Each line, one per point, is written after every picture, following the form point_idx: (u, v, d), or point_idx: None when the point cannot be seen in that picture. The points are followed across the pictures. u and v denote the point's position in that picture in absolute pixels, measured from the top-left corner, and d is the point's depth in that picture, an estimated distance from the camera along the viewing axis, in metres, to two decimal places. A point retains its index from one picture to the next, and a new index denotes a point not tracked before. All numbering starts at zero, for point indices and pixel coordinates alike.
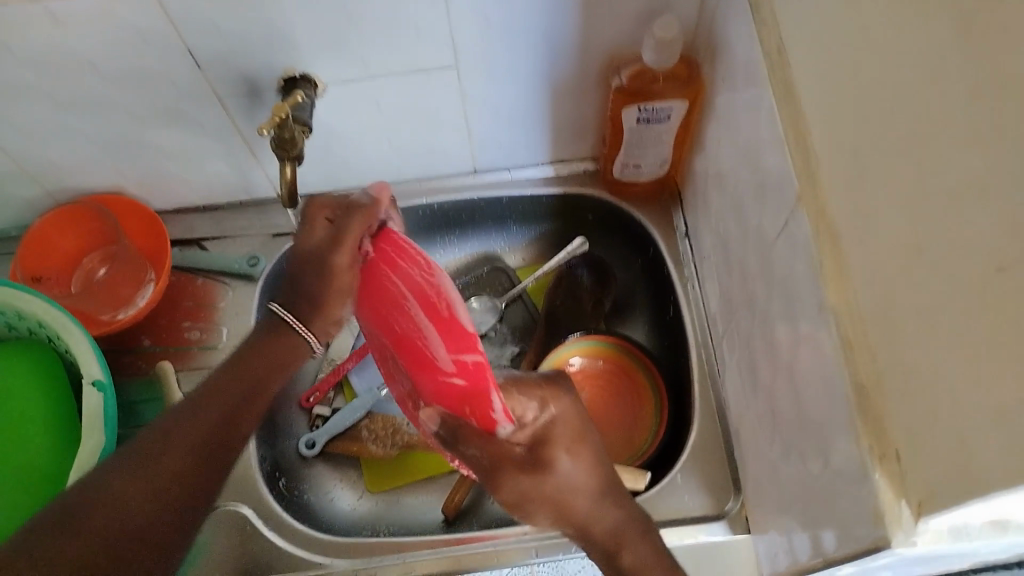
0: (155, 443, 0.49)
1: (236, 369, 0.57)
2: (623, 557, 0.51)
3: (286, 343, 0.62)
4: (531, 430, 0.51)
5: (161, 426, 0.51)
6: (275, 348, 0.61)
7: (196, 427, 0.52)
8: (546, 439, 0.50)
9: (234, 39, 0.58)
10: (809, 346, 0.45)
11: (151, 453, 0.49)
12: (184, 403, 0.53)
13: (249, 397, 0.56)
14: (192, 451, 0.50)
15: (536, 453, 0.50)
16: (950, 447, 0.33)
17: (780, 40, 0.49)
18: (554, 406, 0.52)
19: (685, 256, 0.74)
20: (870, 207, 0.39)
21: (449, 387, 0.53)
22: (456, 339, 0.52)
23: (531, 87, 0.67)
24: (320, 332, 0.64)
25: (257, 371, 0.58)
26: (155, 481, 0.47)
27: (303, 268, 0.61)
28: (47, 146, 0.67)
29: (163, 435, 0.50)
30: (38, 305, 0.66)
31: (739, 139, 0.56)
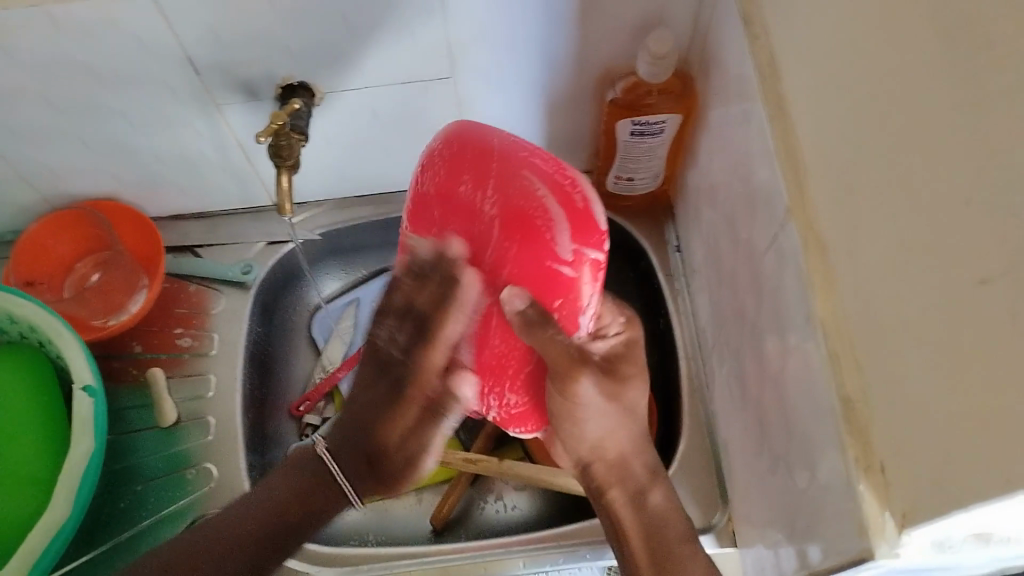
0: (200, 539, 0.59)
1: (292, 484, 0.62)
2: (651, 497, 0.58)
3: (331, 487, 0.62)
4: (614, 344, 0.58)
5: (205, 526, 0.60)
6: (325, 488, 0.62)
7: (233, 552, 0.58)
8: (620, 358, 0.57)
9: (233, 47, 0.58)
10: (797, 358, 0.46)
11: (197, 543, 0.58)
12: (219, 520, 0.60)
13: (304, 513, 0.61)
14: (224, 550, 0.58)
15: (612, 364, 0.57)
16: (935, 457, 0.33)
17: (772, 55, 0.50)
18: (632, 329, 0.59)
19: (676, 269, 0.75)
20: (857, 220, 0.39)
21: (558, 285, 0.52)
22: (581, 228, 0.52)
23: (527, 100, 0.67)
24: (364, 492, 0.63)
25: (321, 493, 0.62)
26: (211, 565, 0.58)
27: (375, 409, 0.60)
28: (43, 150, 0.67)
29: (235, 529, 0.59)
30: (30, 309, 0.65)
31: (731, 153, 0.57)
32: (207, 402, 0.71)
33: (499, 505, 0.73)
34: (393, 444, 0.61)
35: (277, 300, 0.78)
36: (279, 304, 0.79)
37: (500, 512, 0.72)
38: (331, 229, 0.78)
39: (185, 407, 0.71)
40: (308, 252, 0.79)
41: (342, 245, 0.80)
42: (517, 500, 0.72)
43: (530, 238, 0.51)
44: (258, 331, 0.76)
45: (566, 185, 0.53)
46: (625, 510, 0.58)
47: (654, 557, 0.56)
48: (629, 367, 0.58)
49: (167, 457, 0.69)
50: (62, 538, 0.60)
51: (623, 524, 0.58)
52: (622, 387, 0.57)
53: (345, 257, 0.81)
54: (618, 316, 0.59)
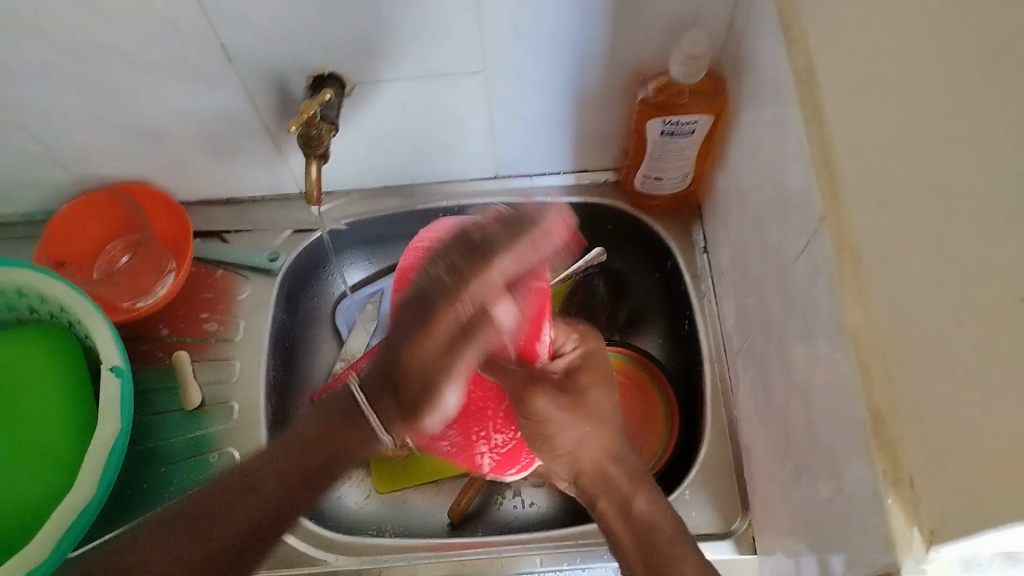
0: (232, 490, 0.51)
1: (316, 430, 0.54)
2: (641, 504, 0.57)
3: (346, 419, 0.54)
4: (570, 360, 0.63)
5: (240, 475, 0.52)
6: (345, 431, 0.54)
7: (258, 499, 0.51)
8: (578, 369, 0.63)
9: (266, 35, 0.58)
10: (825, 368, 0.45)
11: (231, 494, 0.51)
12: (248, 468, 0.53)
13: (318, 474, 0.53)
14: (258, 511, 0.51)
15: (571, 379, 0.62)
16: (965, 475, 0.33)
17: (808, 59, 0.49)
18: (587, 343, 0.65)
19: (702, 271, 0.74)
20: (892, 229, 0.39)
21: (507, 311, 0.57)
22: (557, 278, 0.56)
23: (558, 95, 0.67)
24: (391, 424, 0.54)
25: (349, 446, 0.54)
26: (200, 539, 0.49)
27: (400, 337, 0.50)
28: (77, 133, 0.68)
29: (243, 487, 0.52)
30: (62, 290, 0.66)
31: (763, 156, 0.56)
32: (230, 388, 0.72)
33: (517, 501, 0.73)
34: (397, 418, 0.53)
35: (302, 286, 0.78)
36: (304, 291, 0.79)
37: (518, 508, 0.72)
38: (358, 219, 0.78)
39: (208, 391, 0.72)
40: (334, 240, 0.78)
41: (371, 235, 0.80)
42: (535, 497, 0.73)
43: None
44: (282, 318, 0.76)
45: (536, 235, 0.50)
46: (618, 519, 0.57)
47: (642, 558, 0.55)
48: (587, 376, 0.63)
49: (190, 441, 0.70)
50: (86, 516, 0.60)
51: (618, 535, 0.57)
52: (579, 399, 0.61)
53: (370, 247, 0.81)
54: (572, 334, 0.65)
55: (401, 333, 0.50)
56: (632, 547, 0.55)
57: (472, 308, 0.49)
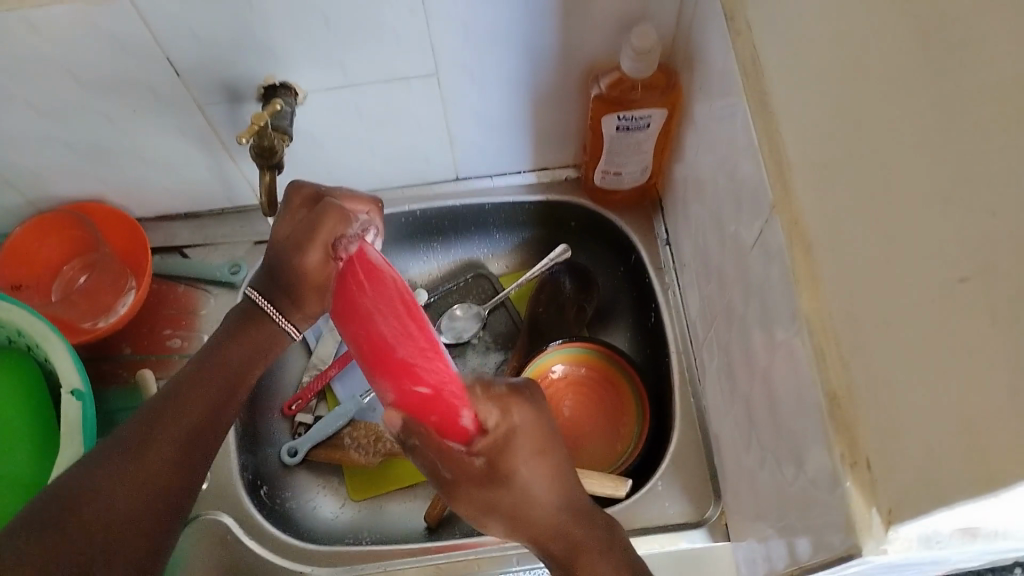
0: (136, 445, 0.51)
1: (212, 362, 0.59)
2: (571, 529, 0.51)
3: (249, 346, 0.62)
4: (490, 441, 0.48)
5: (142, 431, 0.52)
6: (256, 339, 0.63)
7: (157, 455, 0.52)
8: (502, 452, 0.48)
9: (212, 47, 0.58)
10: (783, 356, 0.46)
11: (142, 442, 0.52)
12: (154, 408, 0.54)
13: (225, 398, 0.58)
14: (174, 465, 0.52)
15: (493, 466, 0.48)
16: (919, 456, 0.33)
17: (754, 50, 0.49)
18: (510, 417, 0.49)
19: (666, 263, 0.74)
20: (840, 216, 0.39)
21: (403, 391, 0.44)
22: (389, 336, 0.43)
23: (512, 94, 0.67)
24: (302, 307, 0.64)
25: (243, 364, 0.60)
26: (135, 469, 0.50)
27: (286, 262, 0.62)
28: (26, 155, 0.66)
29: (144, 437, 0.52)
30: (18, 314, 0.65)
31: (716, 146, 0.57)
32: None
33: None
34: (295, 311, 0.64)
35: None
36: None
37: None
38: None
39: None
40: None
41: None
42: None
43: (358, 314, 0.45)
44: None
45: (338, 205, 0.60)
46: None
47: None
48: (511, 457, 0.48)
49: None
50: None
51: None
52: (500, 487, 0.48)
53: None
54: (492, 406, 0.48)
55: (281, 221, 0.63)
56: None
57: (317, 246, 0.60)
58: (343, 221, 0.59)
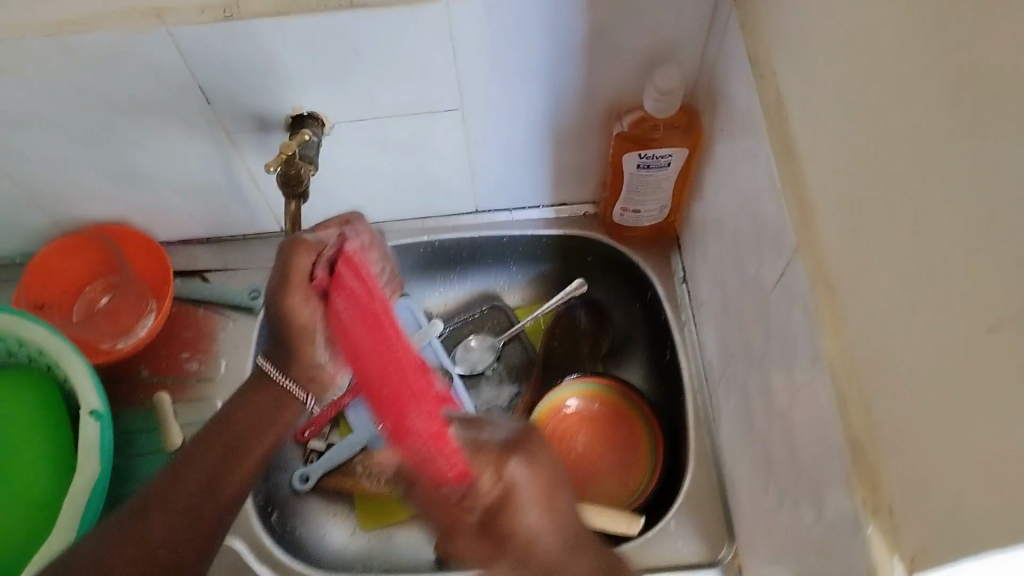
0: (157, 496, 0.57)
1: (232, 415, 0.65)
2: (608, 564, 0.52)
3: (268, 396, 0.68)
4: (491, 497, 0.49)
5: (174, 476, 0.60)
6: (260, 400, 0.67)
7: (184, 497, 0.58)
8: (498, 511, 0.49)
9: (244, 78, 0.59)
10: (803, 398, 0.46)
11: (172, 478, 0.59)
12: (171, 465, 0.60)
13: (227, 462, 0.62)
14: (185, 515, 0.57)
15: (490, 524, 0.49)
16: (943, 503, 0.33)
17: (778, 94, 0.50)
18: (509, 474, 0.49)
19: (682, 300, 0.75)
20: (863, 261, 0.40)
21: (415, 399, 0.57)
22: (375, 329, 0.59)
23: (536, 130, 0.68)
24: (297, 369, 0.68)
25: (251, 422, 0.65)
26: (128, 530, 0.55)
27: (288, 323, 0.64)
28: (56, 176, 0.68)
29: (173, 474, 0.60)
30: (41, 332, 0.66)
31: (738, 187, 0.57)
32: None
33: None
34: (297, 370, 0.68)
35: None
36: None
37: None
38: None
39: (190, 431, 0.71)
40: None
41: None
42: None
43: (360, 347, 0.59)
44: None
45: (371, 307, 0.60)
46: None
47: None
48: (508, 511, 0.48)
49: None
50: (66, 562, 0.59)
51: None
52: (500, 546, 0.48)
53: None
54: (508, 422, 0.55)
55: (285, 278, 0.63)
56: None
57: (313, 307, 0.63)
58: (314, 257, 0.63)
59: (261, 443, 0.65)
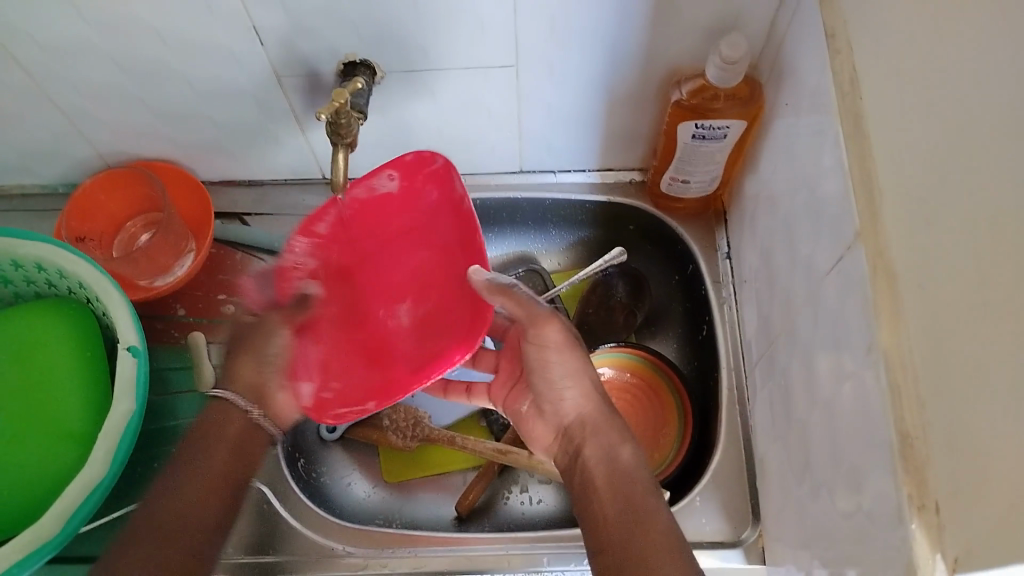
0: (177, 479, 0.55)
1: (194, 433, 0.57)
2: (625, 458, 0.56)
3: (217, 418, 0.58)
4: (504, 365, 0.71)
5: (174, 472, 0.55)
6: (206, 422, 0.58)
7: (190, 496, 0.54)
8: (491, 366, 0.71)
9: (301, 20, 0.58)
10: (853, 386, 0.44)
11: (163, 496, 0.53)
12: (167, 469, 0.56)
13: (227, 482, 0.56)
14: (203, 510, 0.54)
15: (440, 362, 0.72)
16: (996, 505, 0.32)
17: (853, 72, 0.48)
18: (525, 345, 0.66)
19: (724, 277, 0.73)
20: (929, 253, 0.38)
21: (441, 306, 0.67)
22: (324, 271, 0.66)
23: (592, 92, 0.66)
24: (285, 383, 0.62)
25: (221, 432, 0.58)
26: (210, 503, 0.55)
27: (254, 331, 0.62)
28: (105, 109, 0.68)
29: (174, 489, 0.54)
30: (81, 266, 0.66)
31: (797, 164, 0.55)
32: None
33: (526, 498, 0.73)
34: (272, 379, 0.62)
35: None
36: None
37: (525, 504, 0.73)
38: None
39: None
40: None
41: None
42: (543, 494, 0.73)
43: (351, 304, 0.68)
44: None
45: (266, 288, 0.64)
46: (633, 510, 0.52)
47: (623, 526, 0.51)
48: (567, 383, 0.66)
49: None
50: (101, 491, 0.60)
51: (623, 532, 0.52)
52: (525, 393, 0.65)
53: None
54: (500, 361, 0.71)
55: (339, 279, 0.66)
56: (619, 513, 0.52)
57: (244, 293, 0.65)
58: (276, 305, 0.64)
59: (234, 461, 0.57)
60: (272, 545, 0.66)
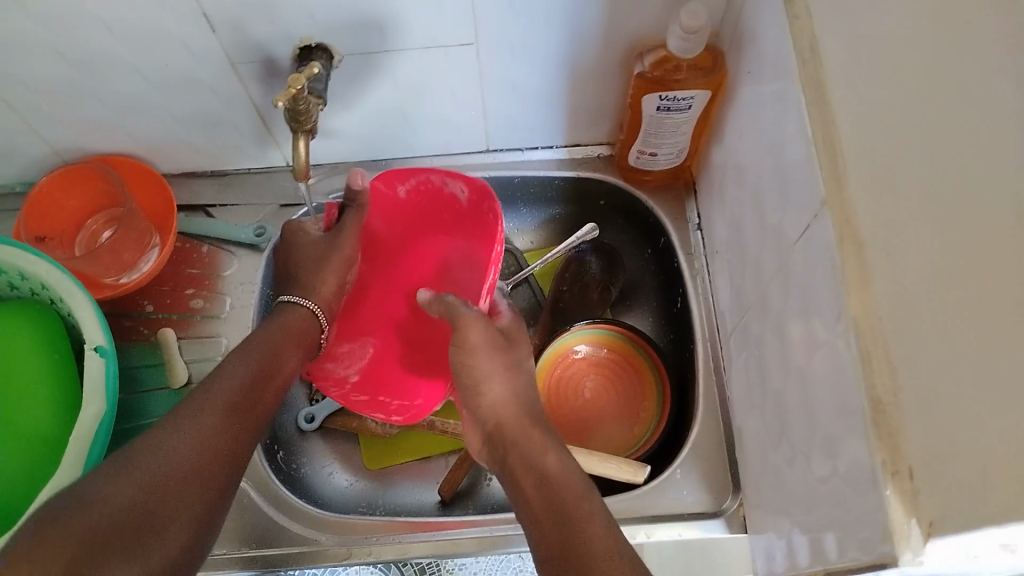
0: (196, 407, 0.52)
1: (223, 370, 0.56)
2: (549, 466, 0.54)
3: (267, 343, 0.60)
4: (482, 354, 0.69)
5: (195, 402, 0.53)
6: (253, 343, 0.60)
7: (208, 425, 0.51)
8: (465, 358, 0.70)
9: (251, 6, 0.56)
10: (825, 353, 0.44)
11: (178, 422, 0.51)
12: (191, 396, 0.54)
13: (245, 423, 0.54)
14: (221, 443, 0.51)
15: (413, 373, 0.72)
16: (971, 470, 0.32)
17: (812, 37, 0.47)
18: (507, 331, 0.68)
19: (696, 248, 0.73)
20: (895, 218, 0.38)
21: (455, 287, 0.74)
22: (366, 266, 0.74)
23: (554, 67, 0.65)
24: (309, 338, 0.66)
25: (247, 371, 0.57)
26: (187, 497, 0.47)
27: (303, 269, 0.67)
28: (56, 105, 0.66)
29: (192, 413, 0.52)
30: (43, 268, 0.65)
31: (763, 132, 0.55)
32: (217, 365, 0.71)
33: None
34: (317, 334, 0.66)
35: None
36: None
37: None
38: None
39: (195, 368, 0.71)
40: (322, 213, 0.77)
41: None
42: None
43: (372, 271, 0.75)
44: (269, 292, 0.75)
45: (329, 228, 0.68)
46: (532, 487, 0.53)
47: (557, 526, 0.50)
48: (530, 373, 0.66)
49: None
50: None
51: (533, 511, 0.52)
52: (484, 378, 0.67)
53: None
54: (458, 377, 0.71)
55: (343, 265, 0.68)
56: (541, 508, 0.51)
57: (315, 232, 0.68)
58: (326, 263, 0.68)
59: (259, 397, 0.56)
60: (253, 539, 0.66)
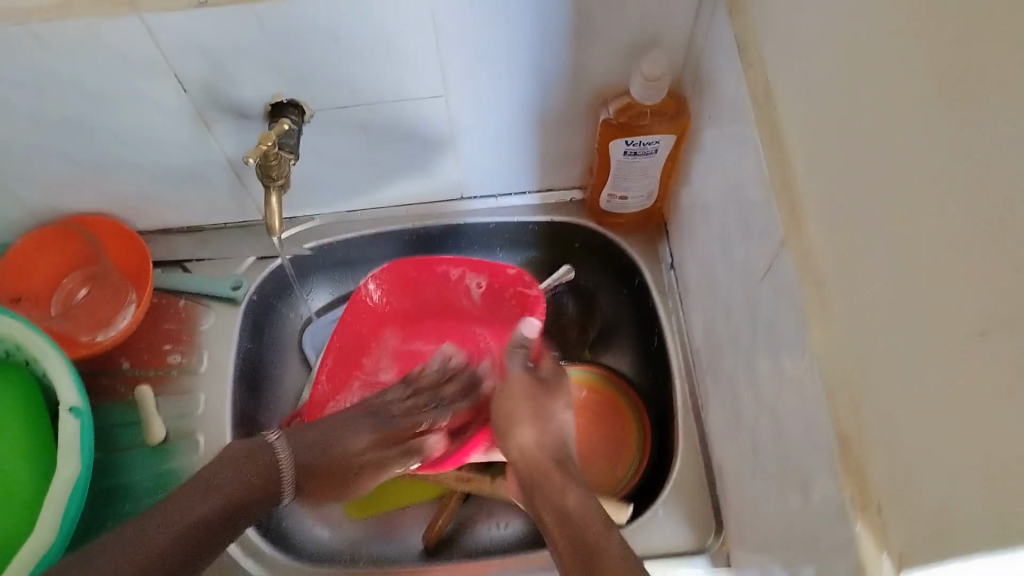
0: (181, 500, 0.56)
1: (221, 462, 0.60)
2: (571, 503, 0.57)
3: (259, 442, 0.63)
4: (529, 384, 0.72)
5: (183, 495, 0.56)
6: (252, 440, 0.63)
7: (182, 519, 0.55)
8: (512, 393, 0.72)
9: (222, 66, 0.57)
10: (793, 390, 0.45)
11: (160, 513, 0.54)
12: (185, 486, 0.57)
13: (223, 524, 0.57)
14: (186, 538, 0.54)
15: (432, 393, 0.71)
16: (937, 502, 0.33)
17: (767, 84, 0.49)
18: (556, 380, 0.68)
19: (670, 287, 0.74)
20: (853, 257, 0.39)
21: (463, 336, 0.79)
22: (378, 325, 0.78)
23: (522, 116, 0.67)
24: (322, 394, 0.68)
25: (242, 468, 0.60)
26: None
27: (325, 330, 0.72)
28: (30, 167, 0.66)
29: (172, 507, 0.55)
30: (17, 329, 0.65)
31: (725, 174, 0.56)
32: (196, 420, 0.71)
33: (493, 524, 0.73)
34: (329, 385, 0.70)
35: (267, 313, 0.77)
36: (269, 319, 0.78)
37: (492, 529, 0.72)
38: (323, 243, 0.78)
39: (174, 424, 0.70)
40: (298, 266, 0.78)
41: (338, 258, 0.79)
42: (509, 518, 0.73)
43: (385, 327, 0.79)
44: (247, 346, 0.75)
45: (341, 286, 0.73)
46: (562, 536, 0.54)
47: (578, 554, 0.52)
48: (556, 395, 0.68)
49: (156, 475, 0.68)
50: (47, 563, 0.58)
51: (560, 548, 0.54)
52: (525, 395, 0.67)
53: (335, 272, 0.81)
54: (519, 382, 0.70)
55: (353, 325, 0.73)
56: (566, 546, 0.53)
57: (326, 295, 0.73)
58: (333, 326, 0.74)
59: (247, 497, 0.59)
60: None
